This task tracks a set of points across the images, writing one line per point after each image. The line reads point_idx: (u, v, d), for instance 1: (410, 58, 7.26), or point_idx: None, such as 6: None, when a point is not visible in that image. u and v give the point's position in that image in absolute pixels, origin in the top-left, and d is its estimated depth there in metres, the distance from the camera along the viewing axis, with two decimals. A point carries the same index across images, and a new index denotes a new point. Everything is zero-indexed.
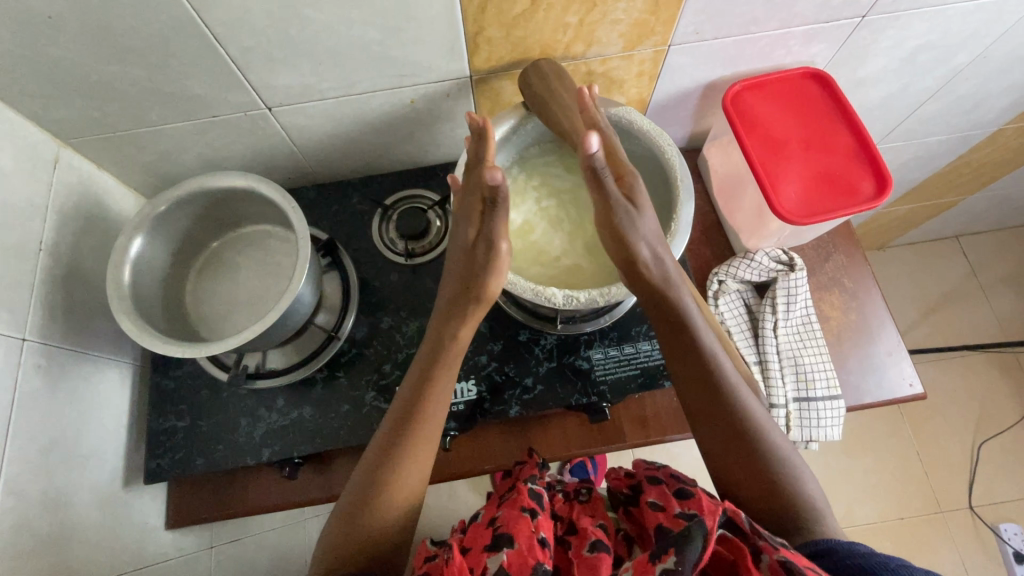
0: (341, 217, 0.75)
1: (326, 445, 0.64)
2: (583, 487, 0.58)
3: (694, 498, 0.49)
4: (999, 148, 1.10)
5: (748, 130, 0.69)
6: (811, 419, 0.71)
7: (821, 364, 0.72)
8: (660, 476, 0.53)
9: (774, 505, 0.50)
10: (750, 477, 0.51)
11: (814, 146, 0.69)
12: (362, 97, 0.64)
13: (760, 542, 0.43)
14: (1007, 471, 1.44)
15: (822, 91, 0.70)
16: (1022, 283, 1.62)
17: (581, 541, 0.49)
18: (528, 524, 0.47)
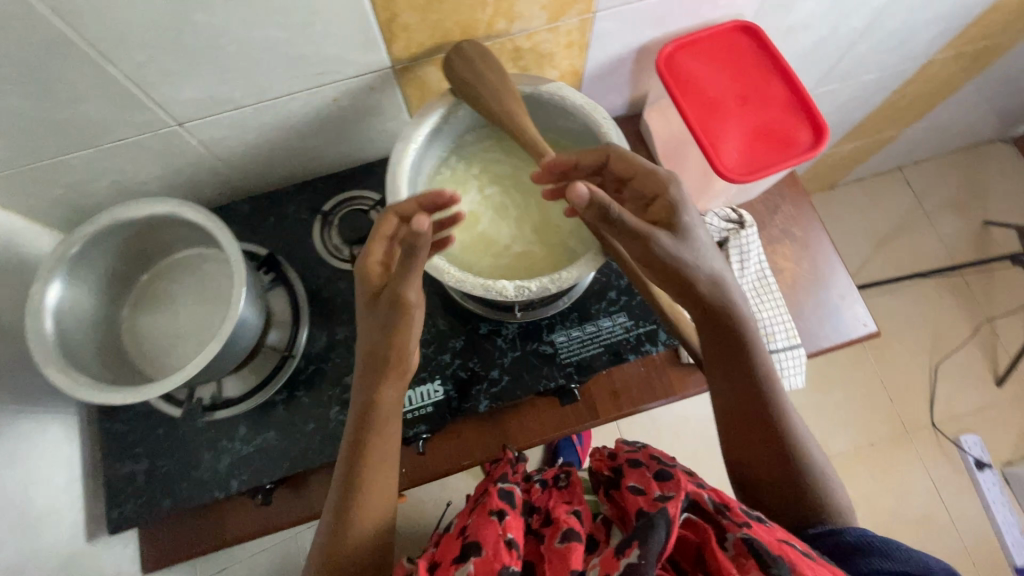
0: (279, 228, 0.72)
1: (297, 468, 0.63)
2: (563, 473, 0.60)
3: (672, 481, 0.50)
4: (931, 79, 1.13)
5: (684, 91, 0.68)
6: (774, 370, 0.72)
7: (778, 316, 0.73)
8: (640, 460, 0.56)
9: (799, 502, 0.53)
10: (784, 494, 0.53)
11: (750, 101, 0.68)
12: (280, 101, 0.60)
13: (725, 522, 0.46)
14: (964, 386, 1.52)
15: (753, 43, 0.69)
16: (963, 206, 1.69)
17: (553, 531, 0.49)
18: (496, 528, 0.47)
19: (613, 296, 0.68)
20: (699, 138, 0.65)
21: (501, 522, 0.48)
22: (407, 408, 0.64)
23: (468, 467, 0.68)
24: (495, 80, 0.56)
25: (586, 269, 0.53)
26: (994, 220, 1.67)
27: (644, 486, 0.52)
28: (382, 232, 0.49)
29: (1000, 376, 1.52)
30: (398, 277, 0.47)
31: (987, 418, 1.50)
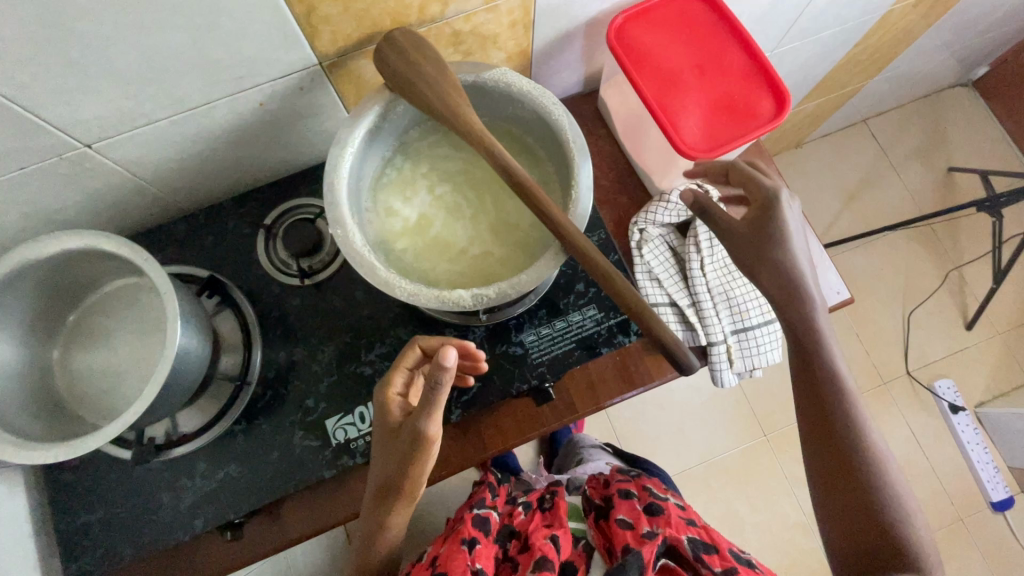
0: (220, 246, 0.67)
1: (263, 500, 0.59)
2: (547, 496, 0.90)
3: (665, 515, 0.76)
4: (889, 30, 1.11)
5: (637, 67, 0.64)
6: (751, 348, 0.71)
7: (752, 292, 0.71)
8: (635, 489, 0.85)
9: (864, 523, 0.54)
10: (859, 516, 0.55)
11: (706, 72, 0.65)
12: (198, 111, 0.55)
13: (703, 567, 0.69)
14: (936, 333, 1.55)
15: (707, 10, 0.66)
16: (927, 153, 1.70)
17: (528, 558, 0.74)
18: (463, 557, 0.71)
19: (581, 288, 0.66)
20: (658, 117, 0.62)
21: (468, 552, 0.72)
22: None
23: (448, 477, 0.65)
24: (433, 71, 0.52)
25: (546, 270, 0.50)
26: (957, 165, 1.68)
27: (633, 520, 0.77)
28: (404, 365, 0.54)
29: (969, 320, 1.54)
30: (415, 417, 0.50)
31: (959, 362, 1.53)
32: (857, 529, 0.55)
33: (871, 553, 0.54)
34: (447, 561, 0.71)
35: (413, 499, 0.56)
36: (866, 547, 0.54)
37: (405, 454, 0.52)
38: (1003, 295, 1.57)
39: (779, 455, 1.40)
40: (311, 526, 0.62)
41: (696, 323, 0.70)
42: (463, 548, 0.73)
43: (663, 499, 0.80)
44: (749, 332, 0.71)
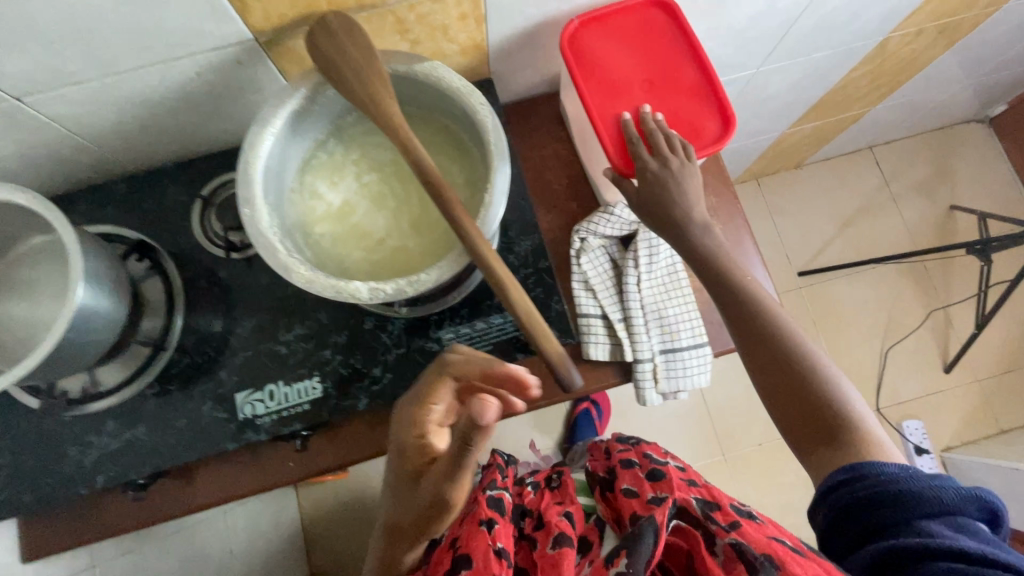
0: (158, 211, 0.67)
1: (167, 464, 0.61)
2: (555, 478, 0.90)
3: (665, 481, 0.76)
4: (890, 58, 1.07)
5: (586, 75, 0.65)
6: (678, 370, 0.70)
7: (685, 313, 0.71)
8: (635, 462, 0.83)
9: (821, 424, 0.56)
10: (817, 420, 0.56)
11: (656, 86, 0.65)
12: (131, 76, 0.55)
13: (715, 528, 0.68)
14: (913, 372, 1.52)
15: (667, 20, 0.65)
16: (931, 188, 1.65)
17: (548, 536, 0.76)
18: (486, 539, 0.72)
19: None
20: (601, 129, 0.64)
21: (488, 533, 0.73)
22: (283, 405, 0.62)
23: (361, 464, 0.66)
24: (361, 60, 0.51)
25: (446, 271, 0.50)
26: (960, 204, 1.63)
27: (637, 487, 0.77)
28: (436, 400, 0.49)
29: (948, 363, 1.51)
30: (445, 469, 0.48)
31: (932, 404, 1.50)
32: (808, 429, 0.57)
33: (822, 445, 0.56)
34: (470, 540, 0.72)
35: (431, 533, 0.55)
36: (826, 443, 0.56)
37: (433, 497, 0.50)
38: (987, 341, 1.53)
39: (732, 476, 1.40)
40: (217, 495, 0.64)
41: (625, 339, 0.69)
42: (485, 530, 0.73)
43: (665, 462, 0.80)
44: (678, 353, 0.70)
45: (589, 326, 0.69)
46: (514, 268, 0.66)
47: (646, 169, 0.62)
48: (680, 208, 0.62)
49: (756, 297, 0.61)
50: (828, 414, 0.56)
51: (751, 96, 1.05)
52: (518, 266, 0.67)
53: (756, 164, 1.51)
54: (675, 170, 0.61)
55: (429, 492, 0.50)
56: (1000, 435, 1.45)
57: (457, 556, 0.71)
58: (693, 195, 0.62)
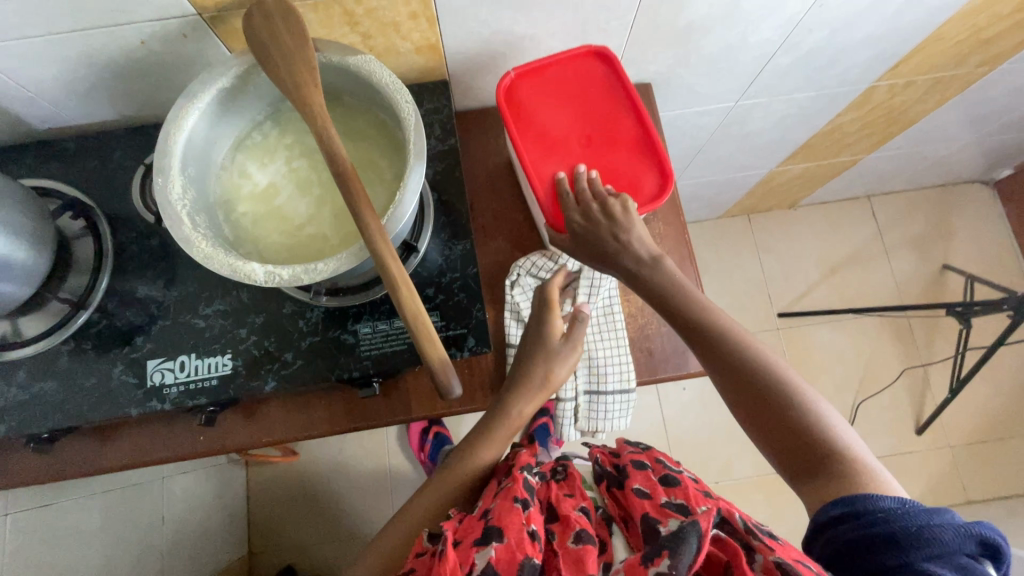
0: (102, 171, 0.68)
1: (68, 421, 0.61)
2: (558, 468, 0.68)
3: (680, 487, 0.58)
4: (879, 107, 1.05)
5: (523, 128, 0.66)
6: (599, 411, 0.72)
7: (615, 358, 0.69)
8: (647, 461, 0.64)
9: (809, 453, 0.53)
10: (801, 448, 0.54)
11: (594, 142, 0.66)
12: (75, 37, 0.56)
13: (755, 543, 0.50)
14: (883, 429, 1.47)
15: (608, 72, 0.67)
16: (925, 244, 1.61)
17: (565, 532, 0.56)
18: (519, 517, 0.54)
19: (430, 293, 0.65)
20: (538, 182, 0.64)
21: (523, 511, 0.54)
22: (191, 377, 0.62)
23: (269, 447, 0.66)
24: (292, 44, 0.52)
25: (345, 263, 0.49)
26: (954, 264, 1.59)
27: (651, 490, 0.59)
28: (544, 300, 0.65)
29: (921, 425, 1.46)
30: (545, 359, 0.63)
31: (899, 465, 1.45)
32: (792, 461, 0.54)
33: (808, 476, 0.53)
34: (499, 517, 0.54)
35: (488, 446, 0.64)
36: (814, 474, 0.53)
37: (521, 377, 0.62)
38: (964, 407, 1.48)
39: None
40: (120, 459, 0.64)
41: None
42: (518, 506, 0.55)
43: (682, 471, 0.61)
44: (602, 396, 0.71)
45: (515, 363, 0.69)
46: (442, 271, 0.66)
47: (580, 218, 0.60)
48: (617, 254, 0.59)
49: (723, 326, 0.58)
50: (809, 446, 0.53)
51: (732, 129, 1.04)
52: (446, 269, 0.66)
53: (745, 199, 1.50)
54: (613, 215, 0.60)
55: (524, 378, 0.62)
56: (967, 505, 1.40)
57: (482, 528, 0.54)
58: (641, 239, 0.60)
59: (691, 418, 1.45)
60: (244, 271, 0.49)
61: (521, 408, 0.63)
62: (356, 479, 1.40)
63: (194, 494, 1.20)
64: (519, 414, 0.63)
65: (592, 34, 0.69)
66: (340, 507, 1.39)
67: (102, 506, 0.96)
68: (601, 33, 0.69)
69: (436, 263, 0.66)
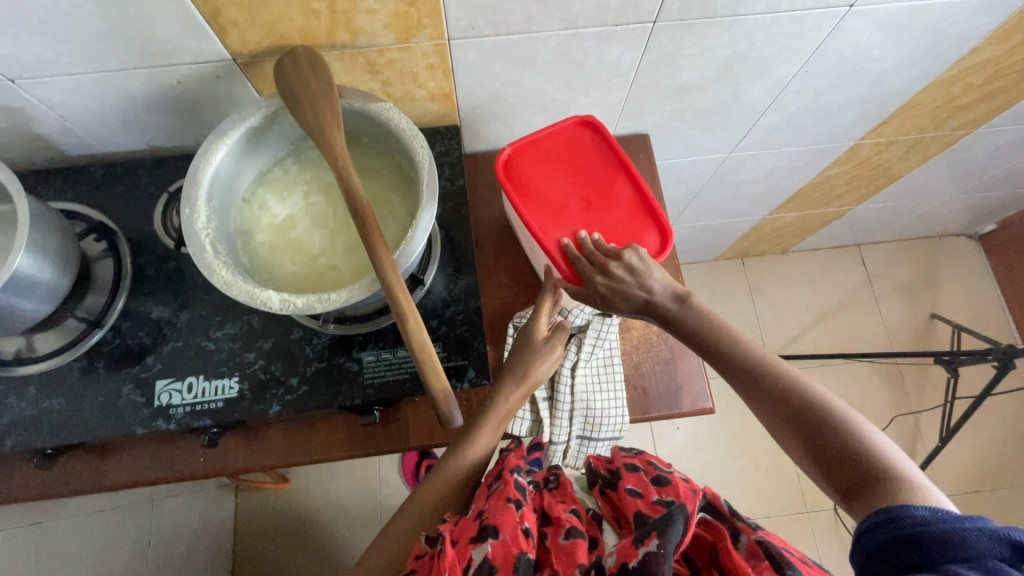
0: (127, 197, 0.72)
1: (74, 438, 0.62)
2: (553, 474, 0.67)
3: (670, 488, 0.58)
4: (864, 162, 1.10)
5: (526, 197, 0.69)
6: (587, 452, 0.74)
7: (613, 410, 0.70)
8: (639, 464, 0.63)
9: (851, 476, 0.50)
10: (844, 471, 0.50)
11: (593, 205, 0.69)
12: (117, 75, 0.60)
13: (740, 524, 0.52)
14: None
15: (596, 138, 0.72)
16: (914, 293, 1.65)
17: (556, 529, 0.58)
18: (513, 516, 0.55)
19: (433, 325, 0.68)
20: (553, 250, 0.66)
21: (516, 510, 0.56)
22: (198, 399, 0.64)
23: (270, 470, 0.67)
24: (319, 90, 0.56)
25: (357, 293, 0.52)
26: (941, 314, 1.63)
27: (642, 490, 0.59)
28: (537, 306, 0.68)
29: None
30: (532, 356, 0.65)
31: None
32: (839, 486, 0.51)
33: (857, 500, 0.49)
34: (493, 516, 0.56)
35: (479, 445, 0.63)
36: (861, 499, 0.49)
37: (513, 366, 0.64)
38: (955, 456, 1.49)
39: None
40: (122, 478, 0.65)
41: (545, 419, 0.71)
42: (511, 506, 0.56)
43: (672, 472, 0.61)
44: (593, 441, 0.72)
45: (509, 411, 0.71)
46: (446, 303, 0.69)
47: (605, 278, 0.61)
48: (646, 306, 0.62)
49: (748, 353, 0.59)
50: (851, 470, 0.50)
51: (726, 177, 1.09)
52: (450, 301, 0.69)
53: (739, 243, 1.55)
54: (637, 268, 0.61)
55: (514, 369, 0.64)
56: None
57: (477, 526, 0.55)
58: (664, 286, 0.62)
59: (684, 458, 1.46)
60: (261, 299, 0.52)
61: (507, 395, 0.63)
62: (346, 509, 1.39)
63: (182, 519, 1.18)
64: (506, 403, 0.63)
65: (596, 88, 0.74)
66: (327, 539, 1.37)
67: (91, 526, 0.95)
68: (603, 88, 0.74)
69: (441, 296, 0.69)
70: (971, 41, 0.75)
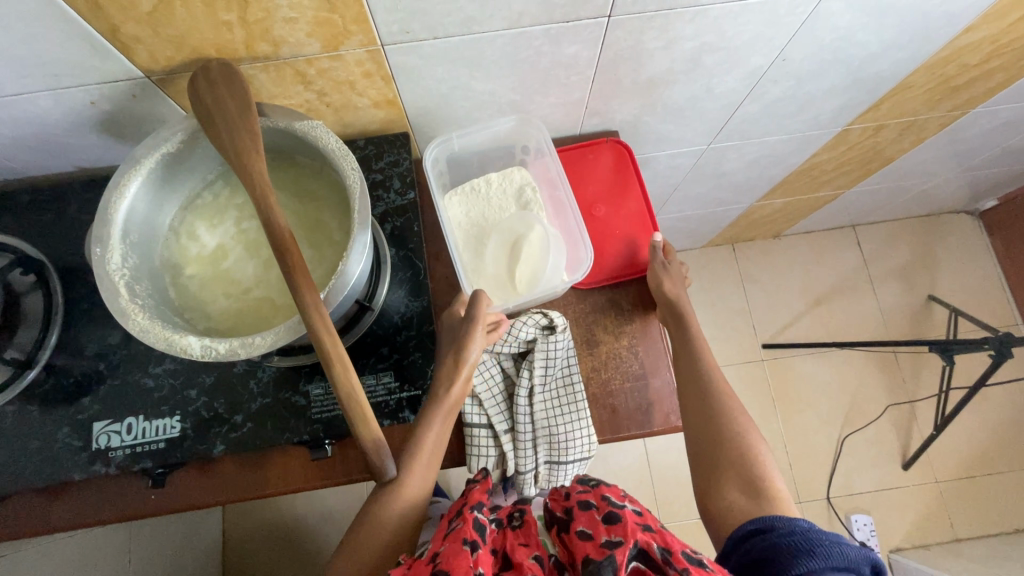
0: (56, 225, 0.67)
1: (9, 486, 0.59)
2: (517, 511, 0.63)
3: (619, 524, 0.54)
4: (855, 146, 1.04)
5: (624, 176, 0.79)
6: (559, 476, 0.70)
7: (578, 431, 0.67)
8: (592, 503, 0.59)
9: (721, 475, 0.62)
10: (719, 473, 0.62)
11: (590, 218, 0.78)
12: (21, 97, 0.55)
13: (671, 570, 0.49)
14: (870, 464, 1.45)
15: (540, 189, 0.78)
16: (911, 274, 1.60)
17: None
18: (467, 560, 0.50)
19: (385, 352, 0.64)
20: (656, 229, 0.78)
21: (472, 553, 0.51)
22: (139, 440, 0.61)
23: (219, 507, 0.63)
24: (235, 108, 0.51)
25: (282, 336, 0.48)
26: (939, 296, 1.58)
27: (593, 531, 0.56)
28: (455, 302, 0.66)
29: (907, 460, 1.44)
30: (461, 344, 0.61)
31: (885, 501, 1.42)
32: (701, 486, 0.63)
33: (711, 500, 0.61)
34: (447, 561, 0.51)
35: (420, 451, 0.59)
36: (721, 496, 0.61)
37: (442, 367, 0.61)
38: (951, 441, 1.46)
39: None
40: (66, 520, 0.60)
41: (509, 452, 0.68)
42: (466, 548, 0.52)
43: (626, 505, 0.58)
44: (562, 464, 0.69)
45: (473, 438, 0.67)
46: (398, 328, 0.65)
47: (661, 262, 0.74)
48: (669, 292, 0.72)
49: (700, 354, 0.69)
50: (721, 472, 0.62)
51: (707, 168, 1.03)
52: (402, 326, 0.65)
53: (728, 230, 1.49)
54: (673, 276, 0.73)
55: (446, 365, 0.61)
56: (953, 543, 1.37)
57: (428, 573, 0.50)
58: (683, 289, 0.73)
59: (675, 452, 1.43)
60: (186, 339, 0.48)
61: (448, 389, 0.60)
62: (335, 514, 1.38)
63: (164, 533, 1.17)
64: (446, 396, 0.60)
65: (553, 88, 0.68)
66: (315, 544, 1.36)
67: (64, 554, 0.94)
68: (562, 87, 0.68)
69: (393, 320, 0.65)
70: (964, 20, 0.69)
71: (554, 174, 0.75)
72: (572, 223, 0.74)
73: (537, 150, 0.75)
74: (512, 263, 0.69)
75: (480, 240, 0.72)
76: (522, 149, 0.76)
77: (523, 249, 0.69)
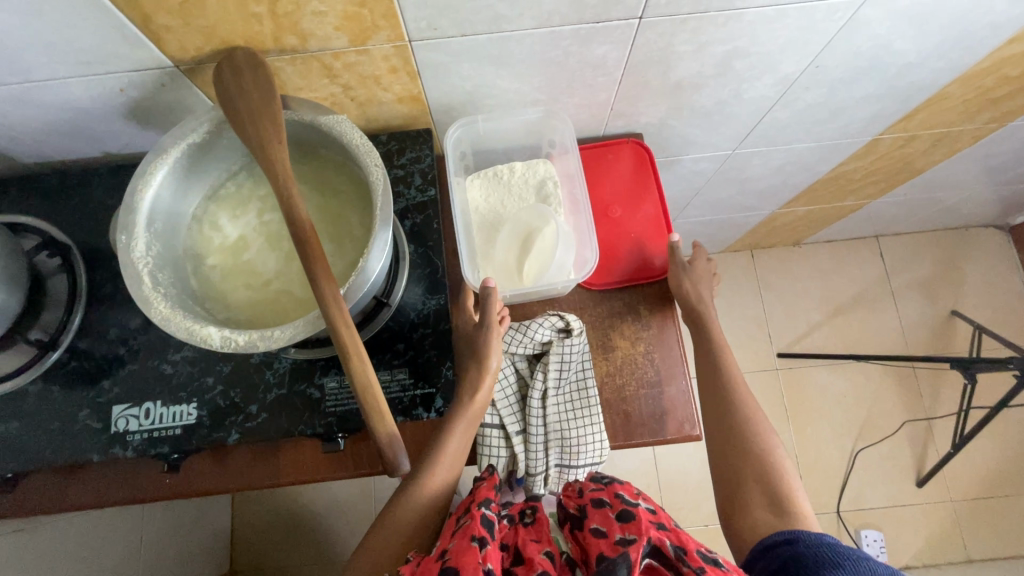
0: (81, 210, 0.68)
1: (29, 464, 0.61)
2: (528, 508, 0.62)
3: (632, 523, 0.53)
4: (884, 156, 1.01)
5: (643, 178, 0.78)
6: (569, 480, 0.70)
7: (589, 435, 0.66)
8: (605, 501, 0.58)
9: (746, 490, 0.61)
10: (745, 488, 0.61)
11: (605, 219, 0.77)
12: (52, 84, 0.56)
13: (684, 568, 0.49)
14: (883, 479, 1.43)
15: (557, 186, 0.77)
16: (934, 288, 1.56)
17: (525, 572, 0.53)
18: (475, 556, 0.50)
19: (400, 348, 0.64)
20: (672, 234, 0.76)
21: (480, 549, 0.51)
22: (156, 425, 0.62)
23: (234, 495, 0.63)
24: (261, 100, 0.51)
25: (301, 330, 0.48)
26: (962, 312, 1.54)
27: (607, 529, 0.55)
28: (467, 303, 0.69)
29: (921, 477, 1.41)
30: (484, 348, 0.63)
31: (897, 518, 1.40)
32: (725, 500, 0.62)
33: (737, 514, 0.60)
34: (456, 558, 0.50)
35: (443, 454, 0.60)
36: (747, 511, 0.60)
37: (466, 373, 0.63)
38: (968, 460, 1.43)
39: None
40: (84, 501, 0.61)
41: (520, 451, 0.68)
42: (475, 545, 0.51)
43: (640, 504, 0.57)
44: (572, 468, 0.69)
45: (484, 437, 0.68)
46: (414, 325, 0.65)
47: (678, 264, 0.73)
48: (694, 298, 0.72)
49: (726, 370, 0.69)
50: (746, 486, 0.61)
51: (731, 174, 1.02)
52: (418, 323, 0.65)
53: (747, 236, 1.47)
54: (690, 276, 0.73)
55: (471, 372, 0.63)
56: (965, 564, 1.35)
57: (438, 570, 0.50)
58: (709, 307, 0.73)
59: (684, 458, 1.42)
60: (207, 330, 0.48)
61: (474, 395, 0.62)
62: (342, 503, 1.39)
63: (174, 514, 1.19)
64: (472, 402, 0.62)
65: (579, 88, 0.67)
66: (322, 531, 1.38)
67: (77, 530, 0.95)
68: (588, 88, 0.67)
69: (410, 317, 0.65)
70: (1007, 31, 0.67)
71: (573, 170, 0.74)
72: (585, 222, 0.73)
73: (561, 145, 0.74)
74: (521, 256, 0.69)
75: (492, 230, 0.72)
76: (546, 143, 0.76)
77: (535, 243, 0.69)
